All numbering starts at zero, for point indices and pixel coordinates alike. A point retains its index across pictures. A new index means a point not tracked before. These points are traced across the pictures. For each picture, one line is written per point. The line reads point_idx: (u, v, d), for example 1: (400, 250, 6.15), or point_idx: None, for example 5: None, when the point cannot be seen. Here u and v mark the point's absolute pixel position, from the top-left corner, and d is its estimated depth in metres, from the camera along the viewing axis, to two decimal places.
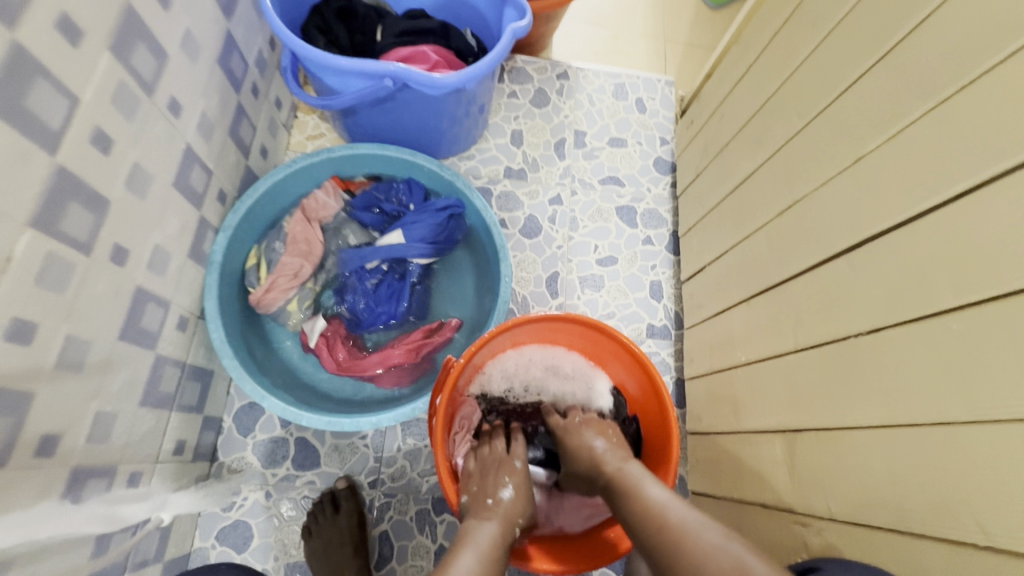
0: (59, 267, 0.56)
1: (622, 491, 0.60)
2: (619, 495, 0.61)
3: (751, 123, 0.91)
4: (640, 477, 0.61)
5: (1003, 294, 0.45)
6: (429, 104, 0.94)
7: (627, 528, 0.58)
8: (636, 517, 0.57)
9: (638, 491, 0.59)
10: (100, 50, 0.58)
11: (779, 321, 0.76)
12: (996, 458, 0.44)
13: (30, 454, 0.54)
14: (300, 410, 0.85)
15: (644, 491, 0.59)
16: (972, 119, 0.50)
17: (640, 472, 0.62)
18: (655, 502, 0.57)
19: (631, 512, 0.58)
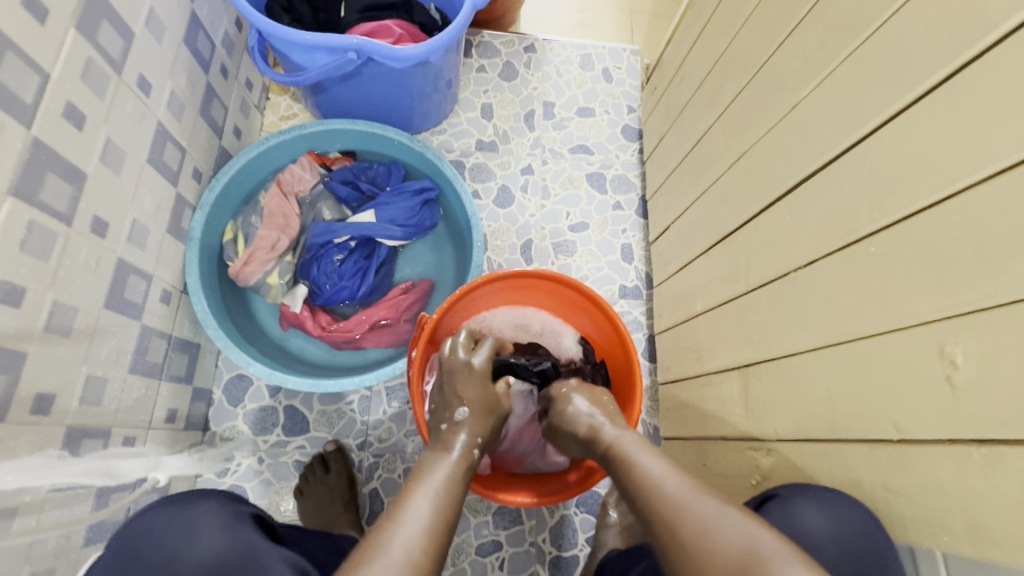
0: (42, 235, 0.59)
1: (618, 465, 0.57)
2: (617, 468, 0.58)
3: (706, 82, 0.94)
4: (637, 448, 0.58)
5: (908, 216, 0.50)
6: (397, 78, 0.97)
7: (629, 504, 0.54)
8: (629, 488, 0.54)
9: (633, 461, 0.56)
10: (66, 28, 0.60)
11: (733, 267, 0.80)
12: (907, 361, 0.49)
13: (26, 411, 0.58)
14: (285, 374, 0.89)
15: (639, 461, 0.56)
16: (884, 58, 0.55)
17: (634, 443, 0.59)
18: (648, 475, 0.53)
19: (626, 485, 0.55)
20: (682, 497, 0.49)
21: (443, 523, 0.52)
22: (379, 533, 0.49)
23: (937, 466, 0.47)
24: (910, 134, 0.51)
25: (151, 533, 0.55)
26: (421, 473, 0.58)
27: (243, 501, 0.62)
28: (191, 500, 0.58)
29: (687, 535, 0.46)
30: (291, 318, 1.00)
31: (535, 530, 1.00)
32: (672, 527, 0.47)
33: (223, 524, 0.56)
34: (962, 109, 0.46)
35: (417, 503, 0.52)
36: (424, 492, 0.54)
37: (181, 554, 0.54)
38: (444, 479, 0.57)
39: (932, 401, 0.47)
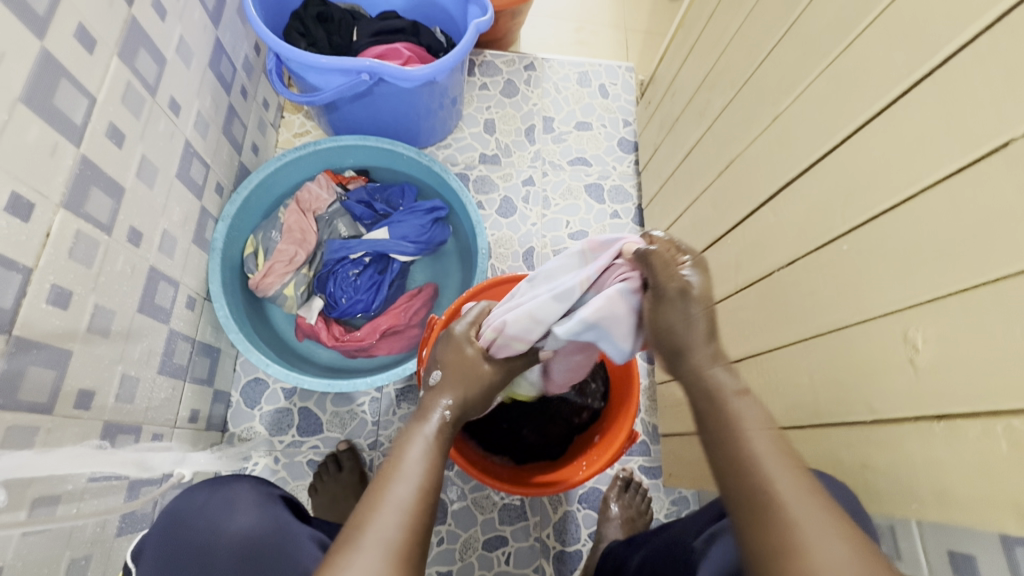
0: (86, 244, 0.65)
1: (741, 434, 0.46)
2: (720, 430, 0.48)
3: (695, 96, 1.00)
4: (756, 416, 0.48)
5: (874, 216, 0.56)
6: (405, 96, 1.04)
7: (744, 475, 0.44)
8: (728, 459, 0.46)
9: (740, 430, 0.47)
10: (110, 57, 0.67)
11: (723, 269, 0.85)
12: (876, 348, 0.55)
13: (70, 405, 0.64)
14: (302, 376, 0.94)
15: (747, 435, 0.47)
16: (852, 75, 0.60)
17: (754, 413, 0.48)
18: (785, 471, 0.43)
19: (718, 451, 0.47)
20: (788, 499, 0.42)
21: (426, 504, 0.48)
22: (358, 532, 0.44)
23: (906, 443, 0.51)
24: (875, 144, 0.56)
25: (195, 507, 0.63)
26: (404, 446, 0.53)
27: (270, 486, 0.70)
28: (228, 482, 0.66)
29: (771, 532, 0.42)
30: (306, 329, 1.05)
31: (539, 525, 1.04)
32: (759, 521, 0.43)
33: (258, 504, 0.64)
34: (917, 120, 0.52)
35: (399, 491, 0.47)
36: (407, 475, 0.49)
37: (222, 527, 0.60)
38: (421, 454, 0.52)
39: (899, 383, 0.52)
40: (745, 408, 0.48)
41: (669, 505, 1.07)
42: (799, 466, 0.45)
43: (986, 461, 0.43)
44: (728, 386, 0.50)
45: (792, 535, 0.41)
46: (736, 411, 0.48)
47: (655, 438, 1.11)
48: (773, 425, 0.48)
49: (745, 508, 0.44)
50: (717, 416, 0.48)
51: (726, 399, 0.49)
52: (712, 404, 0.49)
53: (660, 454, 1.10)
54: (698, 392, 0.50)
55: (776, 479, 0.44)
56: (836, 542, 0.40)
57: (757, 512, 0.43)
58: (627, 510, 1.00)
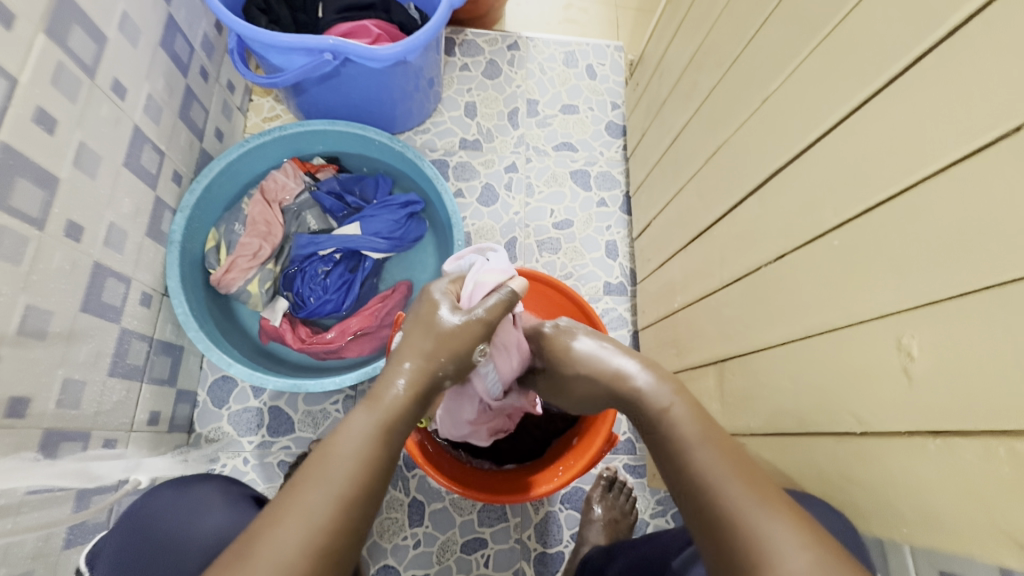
0: (12, 240, 0.59)
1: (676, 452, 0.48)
2: (666, 446, 0.49)
3: (683, 78, 0.94)
4: (693, 431, 0.48)
5: (867, 210, 0.50)
6: (376, 78, 0.97)
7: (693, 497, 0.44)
8: (675, 470, 0.47)
9: (683, 439, 0.48)
10: (34, 34, 0.61)
11: (709, 262, 0.80)
12: (867, 354, 0.50)
13: (0, 414, 0.59)
14: (266, 375, 0.89)
15: (690, 441, 0.47)
16: (846, 52, 0.55)
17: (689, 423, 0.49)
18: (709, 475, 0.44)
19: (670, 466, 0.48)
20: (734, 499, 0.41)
21: (344, 514, 0.43)
22: (249, 546, 0.41)
23: (896, 458, 0.47)
24: (869, 128, 0.51)
25: (163, 503, 0.62)
26: (334, 438, 0.47)
27: (243, 486, 0.68)
28: (204, 480, 0.65)
29: (722, 540, 0.40)
30: (271, 331, 1.00)
31: (519, 526, 1.01)
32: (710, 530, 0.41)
33: (230, 502, 0.63)
34: (915, 101, 0.46)
35: (312, 497, 0.43)
36: (327, 476, 0.44)
37: (188, 526, 0.59)
38: (354, 448, 0.46)
39: (890, 393, 0.47)
40: (681, 421, 0.49)
41: (654, 505, 1.04)
42: (745, 464, 0.44)
43: (984, 483, 0.39)
44: (657, 404, 0.52)
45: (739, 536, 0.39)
46: (676, 424, 0.49)
47: (640, 436, 1.07)
48: (711, 427, 0.48)
49: (700, 521, 0.42)
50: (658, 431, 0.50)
51: (661, 414, 0.51)
52: (653, 417, 0.52)
53: (645, 452, 1.06)
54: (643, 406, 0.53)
55: (716, 479, 0.43)
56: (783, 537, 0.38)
57: (708, 520, 0.42)
58: (610, 511, 0.97)
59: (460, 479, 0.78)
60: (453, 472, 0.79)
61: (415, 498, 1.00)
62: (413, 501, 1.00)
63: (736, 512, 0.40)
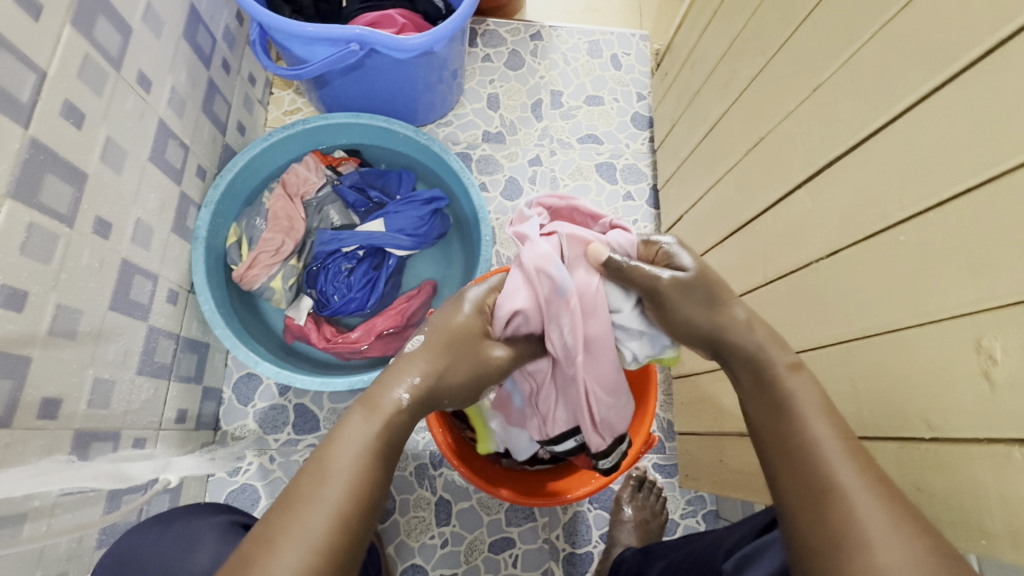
0: (42, 237, 0.58)
1: (785, 411, 0.48)
2: (775, 415, 0.48)
3: (719, 67, 0.91)
4: (807, 399, 0.48)
5: (940, 203, 0.47)
6: (401, 70, 0.95)
7: (791, 458, 0.45)
8: (782, 438, 0.46)
9: (796, 409, 0.47)
10: (61, 25, 0.59)
11: (750, 257, 0.78)
12: (941, 356, 0.47)
13: (34, 415, 0.58)
14: (293, 373, 0.88)
15: (803, 414, 0.47)
16: (914, 35, 0.51)
17: (807, 391, 0.49)
18: (818, 441, 0.44)
19: (767, 434, 0.48)
20: (850, 487, 0.41)
21: (347, 529, 0.43)
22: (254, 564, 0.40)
23: (975, 467, 0.44)
24: (943, 117, 0.48)
25: (148, 547, 0.60)
26: (331, 450, 0.47)
27: (232, 513, 0.67)
28: (193, 519, 0.63)
29: (829, 521, 0.40)
30: (296, 331, 0.98)
31: (548, 526, 0.99)
32: (817, 506, 0.41)
33: (223, 535, 0.61)
34: (1000, 88, 0.43)
35: (312, 514, 0.42)
36: (325, 492, 0.44)
37: (183, 561, 0.59)
38: (350, 462, 0.46)
39: (970, 400, 0.45)
40: (798, 391, 0.49)
41: (684, 505, 1.02)
42: (860, 451, 0.44)
43: None
44: (780, 366, 0.51)
45: (851, 524, 0.39)
46: (790, 396, 0.48)
47: (670, 435, 1.05)
48: (830, 407, 0.47)
49: (797, 481, 0.43)
50: (768, 399, 0.49)
51: (778, 380, 0.50)
52: (764, 387, 0.50)
53: (675, 452, 1.04)
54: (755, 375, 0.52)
55: (831, 460, 0.43)
56: (898, 539, 0.37)
57: (817, 498, 0.41)
58: (641, 511, 0.95)
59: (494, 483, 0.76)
60: (483, 473, 0.77)
61: (442, 497, 0.99)
62: (439, 500, 0.99)
63: (851, 500, 0.40)
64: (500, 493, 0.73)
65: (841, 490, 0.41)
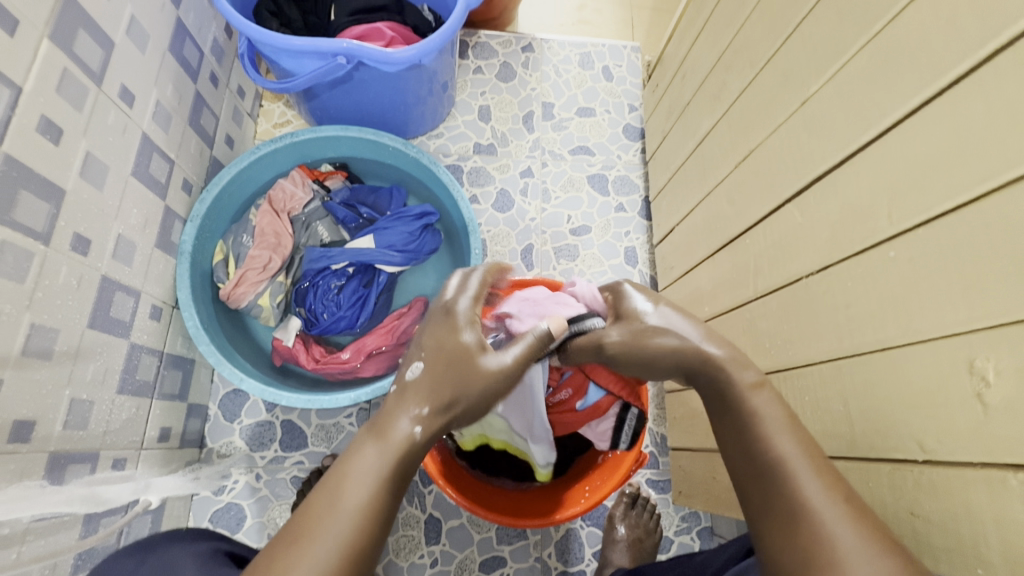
0: (16, 255, 0.57)
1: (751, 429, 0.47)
2: (739, 433, 0.48)
3: (709, 79, 0.91)
4: (774, 417, 0.47)
5: (929, 220, 0.47)
6: (389, 82, 0.94)
7: (761, 479, 0.45)
8: (752, 461, 0.46)
9: (761, 426, 0.47)
10: (39, 40, 0.58)
11: (741, 271, 0.77)
12: (934, 376, 0.46)
13: (5, 439, 0.57)
14: (279, 391, 0.86)
15: (769, 431, 0.46)
16: (902, 49, 0.51)
17: (772, 410, 0.48)
18: (783, 460, 0.44)
19: (734, 452, 0.48)
20: (816, 504, 0.41)
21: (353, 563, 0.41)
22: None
23: (970, 491, 0.43)
24: (931, 132, 0.47)
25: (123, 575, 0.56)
26: (344, 481, 0.44)
27: (214, 541, 0.64)
28: (171, 548, 0.60)
29: (799, 539, 0.41)
30: (284, 352, 0.97)
31: (540, 545, 0.97)
32: (786, 525, 0.42)
33: (202, 561, 0.58)
34: (985, 105, 0.42)
35: (322, 543, 0.40)
36: (333, 525, 0.41)
37: None
38: (361, 496, 0.43)
39: (965, 422, 0.44)
40: (764, 407, 0.48)
41: (678, 522, 1.00)
42: (826, 465, 0.44)
43: None
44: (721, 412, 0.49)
45: (820, 543, 0.39)
46: (755, 410, 0.48)
47: (663, 450, 1.04)
48: (796, 421, 0.47)
49: (771, 506, 0.43)
50: (734, 416, 0.49)
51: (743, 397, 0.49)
52: (727, 402, 0.50)
53: (669, 467, 1.03)
54: (740, 384, 0.50)
55: (800, 477, 0.43)
56: (868, 561, 0.38)
57: (785, 518, 0.42)
58: (634, 530, 0.93)
59: (482, 506, 0.74)
60: (473, 494, 0.76)
61: (432, 515, 0.97)
62: (429, 518, 0.97)
63: (822, 520, 0.40)
64: (491, 515, 0.71)
65: (809, 511, 0.41)
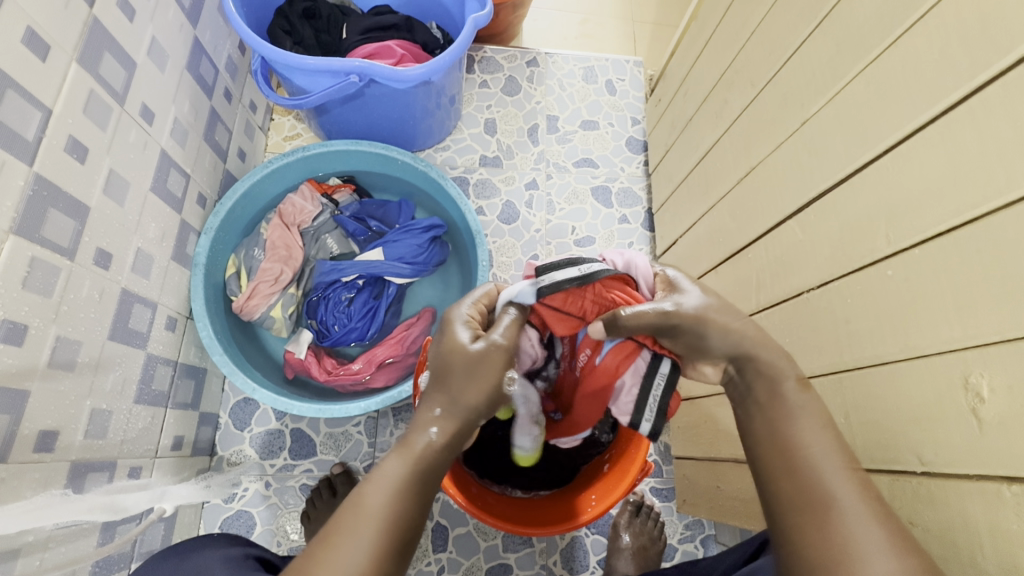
0: (44, 271, 0.59)
1: (780, 426, 0.48)
2: (767, 425, 0.49)
3: (711, 96, 0.93)
4: (807, 414, 0.48)
5: (924, 240, 0.49)
6: (399, 98, 0.97)
7: (786, 473, 0.45)
8: (782, 452, 0.47)
9: (793, 425, 0.48)
10: (68, 63, 0.61)
11: (743, 284, 0.79)
12: (930, 390, 0.48)
13: (30, 448, 0.58)
14: (290, 400, 0.87)
15: (799, 430, 0.47)
16: (898, 76, 0.53)
17: (803, 409, 0.49)
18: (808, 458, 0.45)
19: (765, 446, 0.48)
20: (839, 499, 0.43)
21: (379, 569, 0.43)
22: None
23: (966, 502, 0.45)
24: (926, 156, 0.49)
25: None
26: (366, 487, 0.47)
27: (244, 546, 0.66)
28: (204, 550, 0.62)
29: (828, 533, 0.42)
30: (296, 365, 0.99)
31: (545, 552, 0.98)
32: (815, 519, 0.43)
33: (233, 565, 0.60)
34: (977, 132, 0.45)
35: (348, 550, 0.43)
36: (359, 531, 0.44)
37: None
38: (383, 502, 0.46)
39: (961, 436, 0.46)
40: (798, 405, 0.49)
41: (682, 530, 1.01)
42: (855, 466, 0.45)
43: None
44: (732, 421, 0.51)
45: (846, 538, 0.41)
46: (786, 408, 0.49)
47: (667, 459, 1.05)
48: (831, 424, 0.48)
49: (793, 498, 0.44)
50: (769, 414, 0.49)
51: (770, 399, 0.50)
52: (768, 399, 0.50)
53: (672, 475, 1.04)
54: (745, 397, 0.51)
55: (824, 473, 0.44)
56: (890, 558, 0.40)
57: (807, 511, 0.43)
58: (639, 538, 0.95)
59: (492, 514, 0.75)
60: (484, 502, 0.77)
61: (439, 523, 0.98)
62: (436, 526, 0.98)
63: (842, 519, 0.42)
64: (500, 523, 0.73)
65: (840, 508, 0.42)
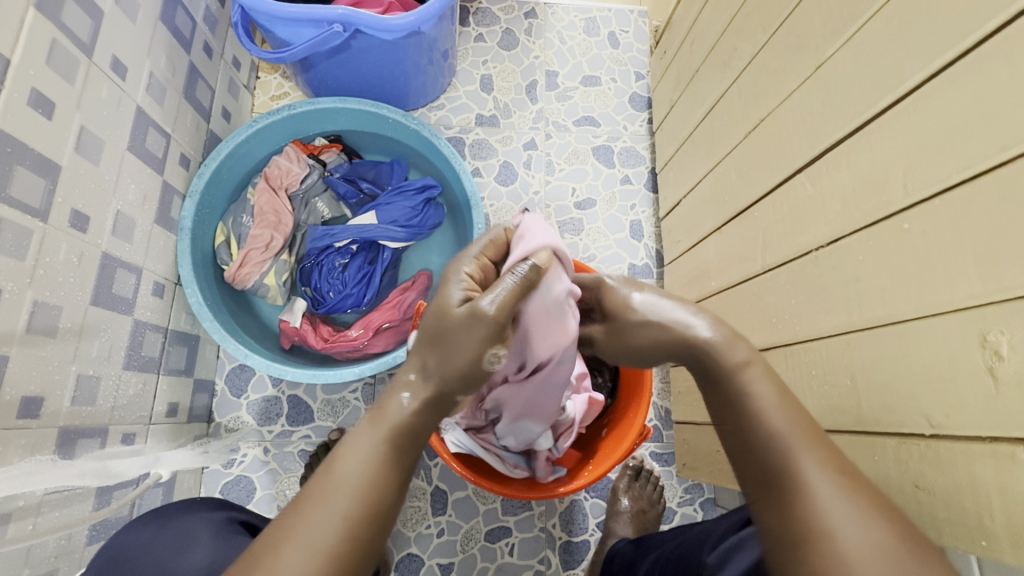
0: (14, 232, 0.56)
1: (741, 404, 0.44)
2: (729, 406, 0.45)
3: (719, 45, 0.87)
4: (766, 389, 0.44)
5: (944, 190, 0.45)
6: (388, 50, 0.91)
7: (749, 455, 0.42)
8: (744, 434, 0.43)
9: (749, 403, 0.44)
10: (25, 7, 0.56)
11: (749, 243, 0.75)
12: (944, 352, 0.46)
13: (13, 414, 0.57)
14: (284, 365, 0.86)
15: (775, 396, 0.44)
16: (924, 8, 0.48)
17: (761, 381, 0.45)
18: (772, 437, 0.41)
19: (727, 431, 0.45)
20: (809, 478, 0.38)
21: (351, 536, 0.39)
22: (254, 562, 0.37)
23: (975, 464, 0.43)
24: (949, 99, 0.45)
25: (147, 541, 0.58)
26: (337, 456, 0.43)
27: (231, 510, 0.66)
28: (190, 516, 0.61)
29: (789, 516, 0.38)
30: (292, 334, 0.97)
31: (544, 515, 0.99)
32: (777, 503, 0.39)
33: (224, 530, 0.59)
34: (1011, 66, 0.40)
35: (318, 519, 0.39)
36: (325, 502, 0.40)
37: (185, 555, 0.56)
38: (356, 470, 0.42)
39: (974, 398, 0.43)
40: (754, 380, 0.45)
41: (681, 493, 1.01)
42: (816, 437, 0.41)
43: None
44: (735, 357, 0.47)
45: (809, 519, 0.37)
46: (746, 383, 0.45)
47: (667, 423, 1.04)
48: (790, 398, 0.43)
49: (760, 480, 0.40)
50: (725, 392, 0.46)
51: (734, 372, 0.46)
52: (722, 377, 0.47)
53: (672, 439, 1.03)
54: None
55: (793, 451, 0.40)
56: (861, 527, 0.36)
57: (774, 497, 0.39)
58: (638, 502, 0.94)
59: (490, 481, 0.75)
60: (481, 470, 0.77)
61: (438, 487, 0.98)
62: (435, 490, 0.98)
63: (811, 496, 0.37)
64: (494, 487, 0.72)
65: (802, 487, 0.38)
